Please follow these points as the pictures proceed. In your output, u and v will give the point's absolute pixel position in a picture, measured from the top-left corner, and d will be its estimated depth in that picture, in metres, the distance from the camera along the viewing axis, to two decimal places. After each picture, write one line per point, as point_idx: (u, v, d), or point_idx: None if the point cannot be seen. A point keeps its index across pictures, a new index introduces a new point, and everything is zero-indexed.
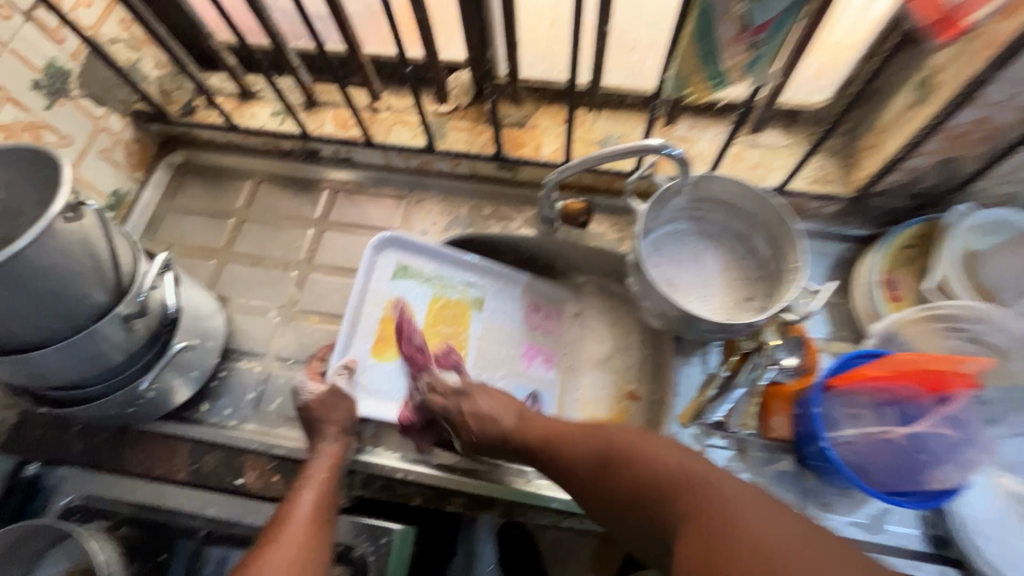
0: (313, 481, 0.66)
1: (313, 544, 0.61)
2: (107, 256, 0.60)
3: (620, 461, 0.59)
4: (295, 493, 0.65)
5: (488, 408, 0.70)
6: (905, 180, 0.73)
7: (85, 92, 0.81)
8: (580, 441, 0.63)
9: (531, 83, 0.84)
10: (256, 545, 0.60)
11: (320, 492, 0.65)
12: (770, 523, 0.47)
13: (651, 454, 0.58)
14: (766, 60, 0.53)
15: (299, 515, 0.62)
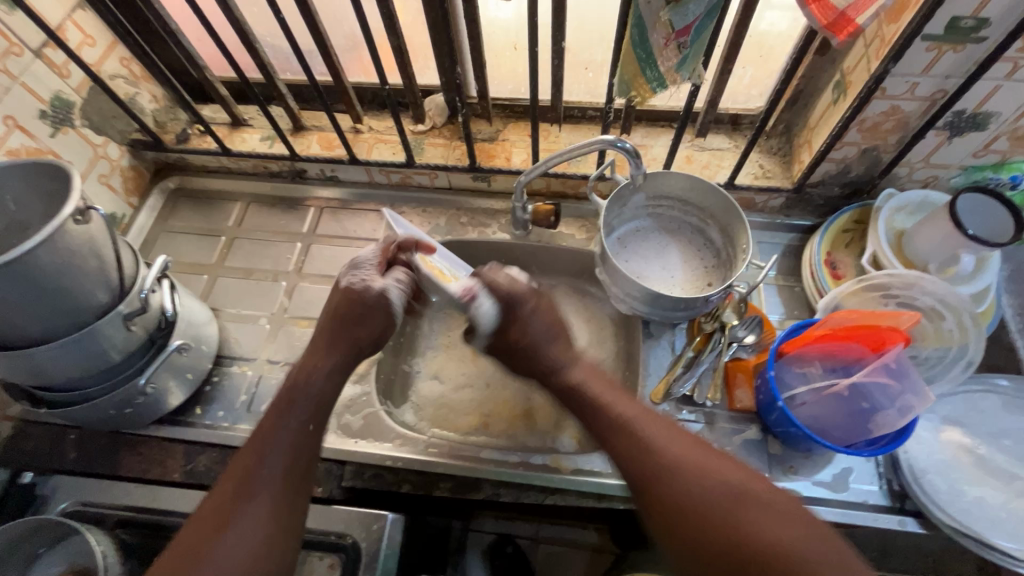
0: (285, 429, 0.61)
1: (282, 515, 0.57)
2: (110, 258, 0.65)
3: (742, 513, 0.53)
4: (265, 451, 0.60)
5: (545, 323, 0.67)
6: (835, 170, 0.82)
7: (86, 122, 0.87)
8: (687, 463, 0.58)
9: (499, 102, 0.94)
10: (217, 509, 0.56)
11: (294, 450, 0.61)
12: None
13: (767, 515, 0.53)
14: (694, 61, 0.62)
15: (269, 484, 0.58)
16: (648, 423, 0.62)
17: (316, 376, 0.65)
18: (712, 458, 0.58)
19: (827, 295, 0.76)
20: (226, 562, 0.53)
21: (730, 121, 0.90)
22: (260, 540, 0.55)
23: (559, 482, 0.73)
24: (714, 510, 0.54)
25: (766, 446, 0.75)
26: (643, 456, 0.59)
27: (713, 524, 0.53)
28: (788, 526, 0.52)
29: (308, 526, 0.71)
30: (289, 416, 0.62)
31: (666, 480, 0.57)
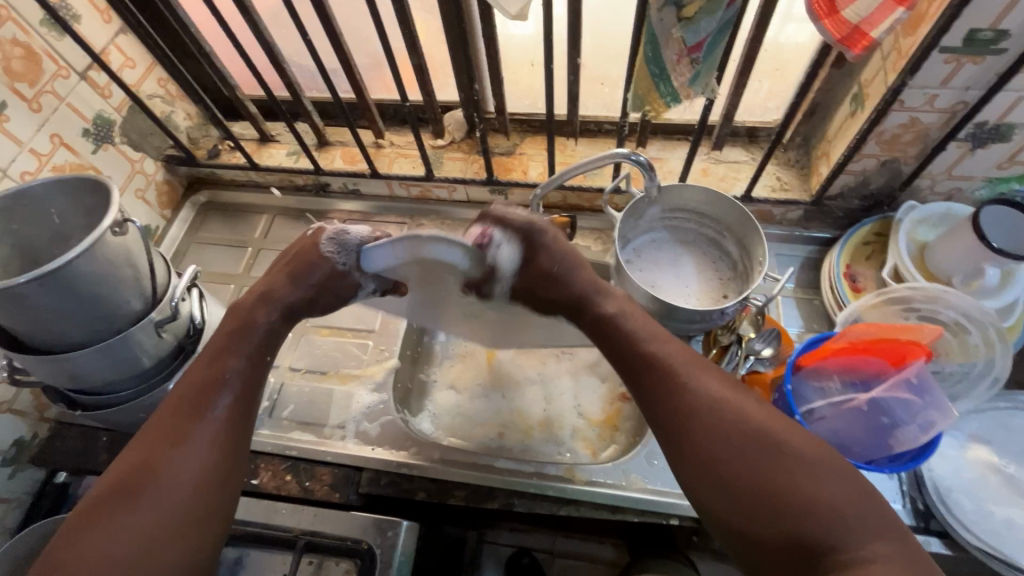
0: (238, 364, 0.60)
1: (228, 447, 0.55)
2: (144, 267, 0.68)
3: (779, 464, 0.50)
4: (218, 383, 0.57)
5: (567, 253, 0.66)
6: (854, 183, 0.81)
7: (125, 139, 0.92)
8: (718, 406, 0.54)
9: (517, 116, 0.95)
10: (161, 438, 0.54)
11: (246, 382, 0.59)
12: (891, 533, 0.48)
13: (803, 463, 0.50)
14: (707, 76, 0.62)
15: (217, 414, 0.56)
16: (681, 364, 0.58)
17: (269, 309, 0.63)
18: (742, 406, 0.55)
19: (846, 309, 0.75)
20: (166, 491, 0.51)
21: (747, 134, 0.90)
22: (203, 470, 0.53)
23: (573, 492, 0.73)
24: (741, 455, 0.52)
25: None
26: (672, 401, 0.56)
27: (746, 473, 0.51)
28: (829, 479, 0.49)
29: (325, 532, 0.72)
30: (234, 347, 0.60)
31: (697, 428, 0.54)
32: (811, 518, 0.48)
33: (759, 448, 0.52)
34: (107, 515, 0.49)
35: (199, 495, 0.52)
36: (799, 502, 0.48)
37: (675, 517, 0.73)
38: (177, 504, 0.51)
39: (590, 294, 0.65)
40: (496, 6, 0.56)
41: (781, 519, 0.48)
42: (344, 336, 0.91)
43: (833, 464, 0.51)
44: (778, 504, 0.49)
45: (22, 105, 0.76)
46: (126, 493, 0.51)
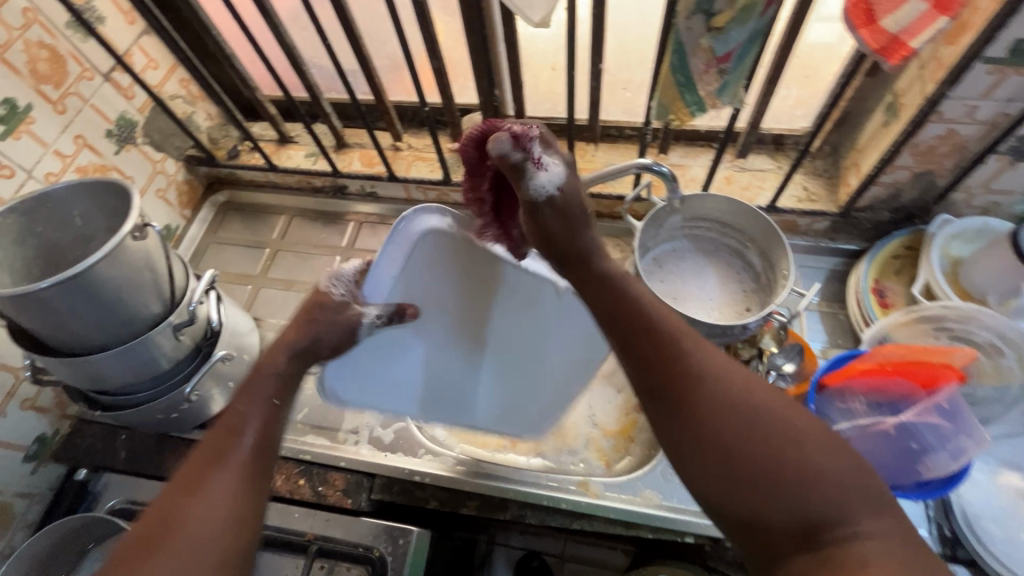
0: (262, 402, 0.54)
1: (255, 490, 0.49)
2: (163, 272, 0.68)
3: (783, 435, 0.43)
4: (242, 419, 0.52)
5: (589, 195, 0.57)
6: (885, 195, 0.78)
7: (147, 140, 0.93)
8: (713, 376, 0.47)
9: (537, 120, 0.94)
10: (180, 478, 0.47)
11: (271, 420, 0.54)
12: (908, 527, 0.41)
13: (809, 434, 0.44)
14: (735, 86, 0.61)
15: (243, 451, 0.50)
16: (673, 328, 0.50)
17: (278, 362, 0.58)
18: (746, 375, 0.47)
19: (873, 326, 0.73)
20: (189, 536, 0.44)
21: (773, 142, 0.88)
22: (230, 511, 0.46)
23: (586, 505, 0.73)
24: (739, 430, 0.44)
25: None
26: (665, 363, 0.48)
27: (744, 446, 0.44)
28: (835, 453, 0.43)
29: (337, 537, 0.73)
30: (250, 391, 0.55)
31: (693, 400, 0.46)
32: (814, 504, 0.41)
33: (762, 421, 0.44)
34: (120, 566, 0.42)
35: (227, 540, 0.45)
36: (800, 476, 0.42)
37: (690, 535, 0.72)
38: (201, 547, 0.44)
39: (593, 253, 0.56)
40: (519, 13, 0.55)
41: (781, 501, 0.42)
42: None
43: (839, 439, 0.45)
44: (777, 481, 0.42)
45: (46, 106, 0.76)
46: (144, 539, 0.43)
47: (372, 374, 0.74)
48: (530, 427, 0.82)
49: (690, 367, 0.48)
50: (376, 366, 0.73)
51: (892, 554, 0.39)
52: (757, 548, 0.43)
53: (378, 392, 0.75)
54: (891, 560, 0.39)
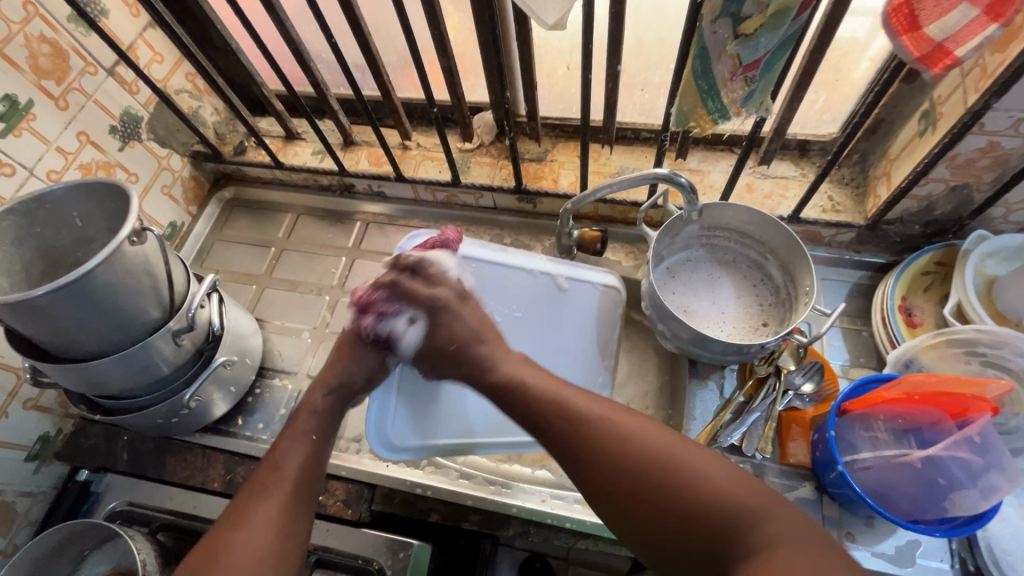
0: (297, 444, 0.61)
1: (293, 523, 0.55)
2: (162, 276, 0.67)
3: (676, 480, 0.52)
4: (275, 459, 0.59)
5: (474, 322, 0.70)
6: (916, 208, 0.74)
7: (152, 136, 0.91)
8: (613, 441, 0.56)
9: (550, 121, 0.91)
10: (226, 517, 0.54)
11: (308, 458, 0.60)
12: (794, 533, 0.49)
13: (703, 470, 0.53)
14: (763, 94, 0.57)
15: (287, 481, 0.57)
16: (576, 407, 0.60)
17: (308, 409, 0.65)
18: (637, 429, 0.56)
19: (900, 347, 0.69)
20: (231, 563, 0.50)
21: (798, 147, 0.83)
22: (267, 543, 0.52)
23: (590, 526, 0.70)
24: (641, 483, 0.53)
25: (820, 506, 0.69)
26: (571, 439, 0.58)
27: (645, 496, 0.53)
28: (721, 477, 0.52)
29: (337, 548, 0.72)
30: (295, 427, 0.63)
31: (602, 464, 0.55)
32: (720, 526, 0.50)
33: (656, 470, 0.53)
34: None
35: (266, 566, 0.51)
36: (700, 510, 0.51)
37: None
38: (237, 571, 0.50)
39: (488, 362, 0.67)
40: (532, 16, 0.52)
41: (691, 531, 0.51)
42: None
43: (723, 465, 0.53)
44: (686, 516, 0.51)
45: (48, 103, 0.75)
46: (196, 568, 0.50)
47: (413, 406, 0.76)
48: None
49: (600, 433, 0.57)
50: (414, 395, 0.76)
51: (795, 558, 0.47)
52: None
53: (423, 424, 0.75)
54: (793, 563, 0.46)
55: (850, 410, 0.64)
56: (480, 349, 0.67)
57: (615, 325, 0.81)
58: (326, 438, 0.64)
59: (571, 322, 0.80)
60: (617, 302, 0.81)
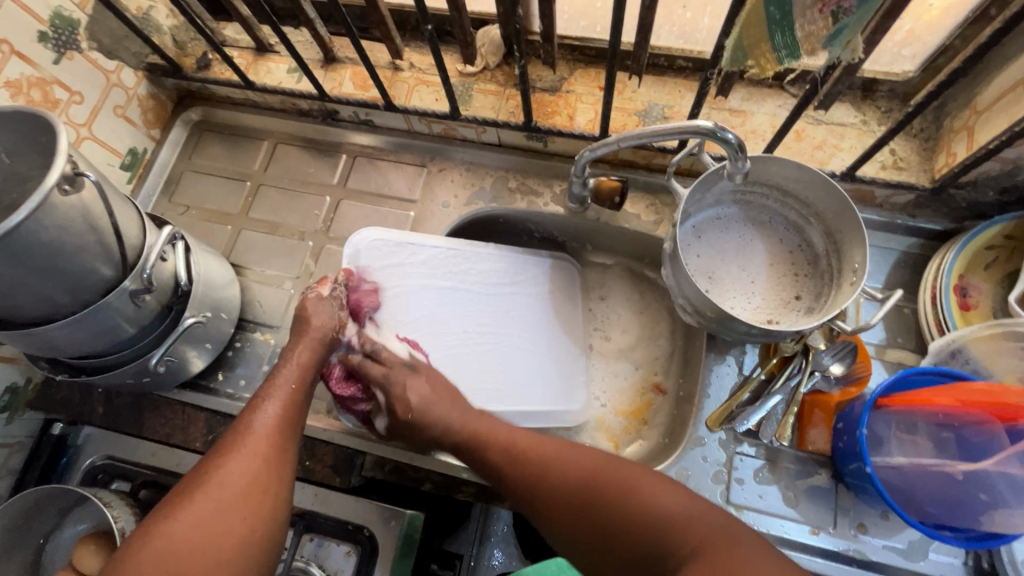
0: (276, 394, 0.63)
1: (269, 472, 0.57)
2: (110, 229, 0.57)
3: (610, 490, 0.52)
4: (259, 401, 0.62)
5: (426, 393, 0.66)
6: (998, 171, 0.62)
7: (95, 45, 0.77)
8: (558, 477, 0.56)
9: (569, 41, 0.77)
10: (215, 450, 0.58)
11: (283, 411, 0.62)
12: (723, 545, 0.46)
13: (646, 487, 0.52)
14: (853, 32, 0.46)
15: (261, 431, 0.59)
16: (526, 449, 0.60)
17: (285, 364, 0.66)
18: (566, 455, 0.58)
19: (949, 335, 0.63)
20: (220, 491, 0.54)
21: (862, 87, 0.71)
22: (256, 470, 0.56)
23: None
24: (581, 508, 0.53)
25: (834, 495, 0.65)
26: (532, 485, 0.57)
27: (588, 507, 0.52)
28: (655, 490, 0.51)
29: (327, 515, 0.69)
30: (274, 379, 0.64)
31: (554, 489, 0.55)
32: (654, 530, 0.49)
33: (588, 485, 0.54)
34: (165, 515, 0.52)
35: (252, 497, 0.55)
36: (636, 522, 0.50)
37: None
38: (217, 503, 0.53)
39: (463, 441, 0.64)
40: None
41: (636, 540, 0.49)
42: None
43: (679, 488, 0.52)
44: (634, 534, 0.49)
45: None
46: (184, 495, 0.54)
47: None
48: (562, 416, 0.76)
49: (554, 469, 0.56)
50: None
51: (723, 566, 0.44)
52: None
53: None
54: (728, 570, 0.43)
55: (887, 406, 0.58)
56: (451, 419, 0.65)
57: (576, 298, 0.83)
58: (307, 388, 0.65)
59: (529, 302, 0.80)
60: (572, 272, 0.84)
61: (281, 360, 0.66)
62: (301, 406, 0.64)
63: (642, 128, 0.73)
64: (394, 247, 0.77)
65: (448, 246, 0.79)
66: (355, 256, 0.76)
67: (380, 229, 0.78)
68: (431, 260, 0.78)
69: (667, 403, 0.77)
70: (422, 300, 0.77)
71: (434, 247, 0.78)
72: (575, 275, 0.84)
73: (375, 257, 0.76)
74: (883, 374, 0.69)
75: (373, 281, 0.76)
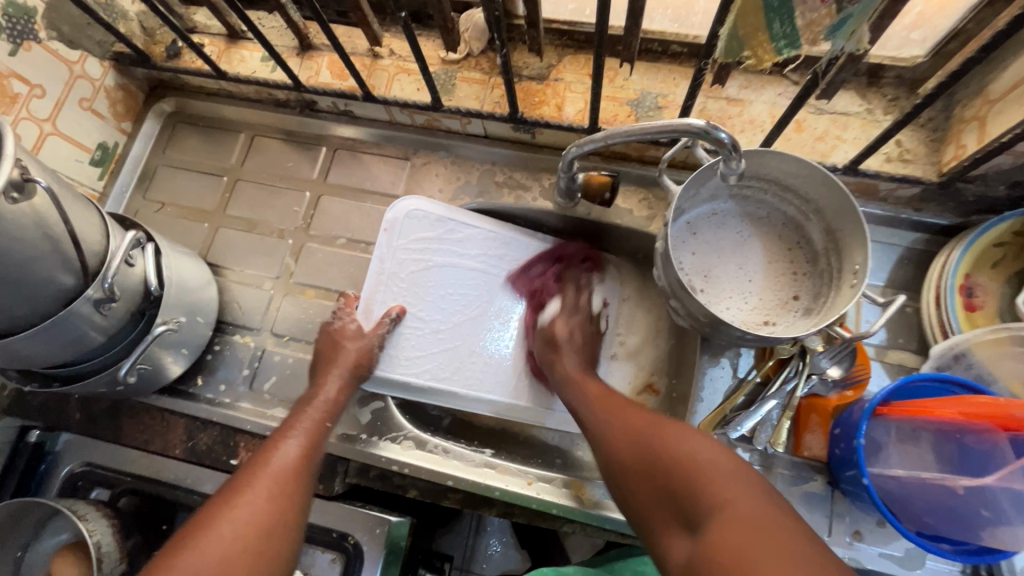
0: (296, 432, 0.61)
1: (281, 515, 0.53)
2: (67, 237, 0.54)
3: (659, 443, 0.52)
4: (277, 440, 0.60)
5: (574, 335, 0.70)
6: (1009, 165, 0.59)
7: (53, 34, 0.72)
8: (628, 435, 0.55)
9: (556, 26, 0.73)
10: (228, 486, 0.55)
11: (303, 449, 0.59)
12: (748, 497, 0.45)
13: (691, 440, 0.51)
14: (859, 20, 0.42)
15: (278, 471, 0.56)
16: (606, 411, 0.59)
17: (312, 403, 0.65)
18: (637, 414, 0.57)
19: (952, 338, 0.60)
20: (230, 533, 0.50)
21: (867, 74, 0.67)
22: (270, 508, 0.53)
23: (577, 516, 0.66)
24: (636, 463, 0.52)
25: (829, 502, 0.64)
26: (605, 436, 0.57)
27: (643, 461, 0.52)
28: (700, 445, 0.50)
29: (309, 522, 0.68)
30: (296, 416, 0.63)
31: (619, 447, 0.55)
32: (688, 475, 0.48)
33: (647, 435, 0.53)
34: (172, 554, 0.49)
35: (264, 538, 0.51)
36: (677, 469, 0.49)
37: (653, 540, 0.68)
38: (236, 538, 0.50)
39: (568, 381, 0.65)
40: None
41: (670, 487, 0.49)
42: (331, 299, 0.79)
43: (714, 440, 0.51)
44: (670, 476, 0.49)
45: None
46: (191, 534, 0.50)
47: (404, 349, 0.72)
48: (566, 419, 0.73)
49: (627, 417, 0.57)
50: (404, 340, 0.72)
51: (749, 514, 0.43)
52: (662, 545, 0.48)
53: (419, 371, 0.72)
54: (750, 526, 0.42)
55: (886, 414, 0.56)
56: (570, 365, 0.67)
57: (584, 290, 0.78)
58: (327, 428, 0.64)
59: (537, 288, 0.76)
60: None
61: (312, 392, 0.66)
62: (320, 446, 0.62)
63: (634, 119, 0.69)
64: (434, 221, 0.73)
65: (469, 222, 0.75)
66: (394, 223, 0.73)
67: (417, 198, 0.73)
68: (453, 237, 0.74)
69: (660, 405, 0.75)
70: (451, 280, 0.74)
71: (476, 228, 0.75)
72: (598, 269, 0.78)
73: (409, 228, 0.73)
74: (882, 377, 0.66)
75: (405, 252, 0.73)
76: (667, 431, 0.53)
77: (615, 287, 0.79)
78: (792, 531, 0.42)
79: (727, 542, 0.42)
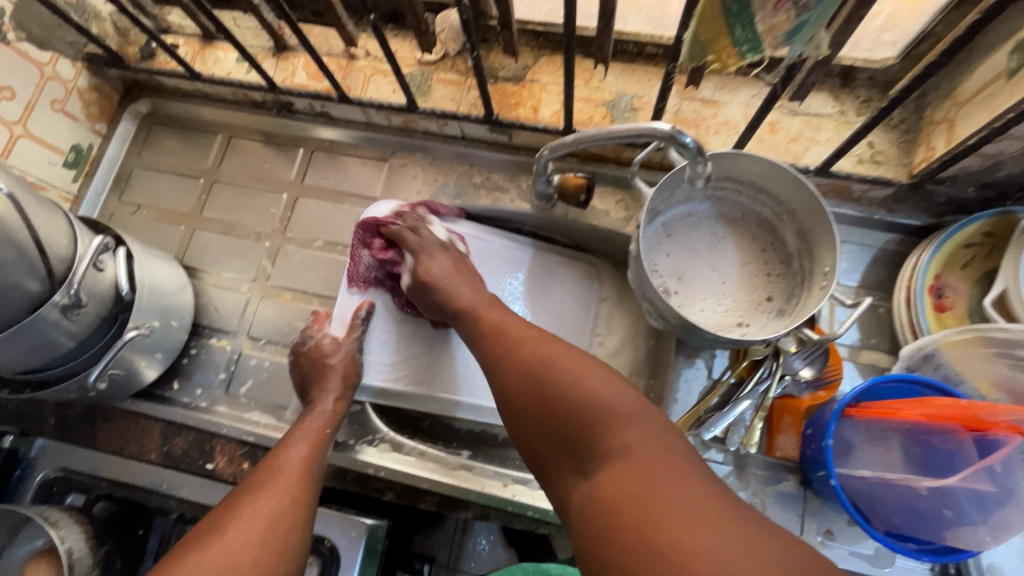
0: (303, 440, 0.61)
1: (290, 519, 0.52)
2: (32, 243, 0.53)
3: (551, 376, 0.48)
4: (283, 448, 0.60)
5: (447, 269, 0.66)
6: (977, 167, 0.59)
7: (23, 36, 0.71)
8: (525, 362, 0.50)
9: (532, 27, 0.73)
10: (238, 493, 0.54)
11: (308, 456, 0.59)
12: (646, 439, 0.42)
13: (588, 373, 0.47)
14: (819, 26, 0.42)
15: (289, 478, 0.56)
16: (505, 338, 0.55)
17: (314, 413, 0.65)
18: (536, 342, 0.52)
19: (922, 339, 0.60)
20: (241, 534, 0.49)
21: (841, 75, 0.67)
22: (277, 512, 0.52)
23: (552, 517, 0.67)
24: (528, 397, 0.48)
25: (802, 501, 0.64)
26: (501, 368, 0.52)
27: (536, 395, 0.48)
28: (595, 378, 0.46)
29: None
30: (299, 426, 0.63)
31: (514, 382, 0.50)
32: (585, 412, 0.44)
33: (539, 366, 0.49)
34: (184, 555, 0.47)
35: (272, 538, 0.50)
36: (575, 408, 0.45)
37: None
38: (245, 540, 0.49)
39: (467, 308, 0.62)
40: None
41: (564, 424, 0.45)
42: (309, 301, 0.78)
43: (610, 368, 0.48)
44: (564, 412, 0.45)
45: None
46: (202, 538, 0.49)
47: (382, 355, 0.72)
48: None
49: (521, 343, 0.53)
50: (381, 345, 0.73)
51: (650, 456, 0.41)
52: (559, 486, 0.46)
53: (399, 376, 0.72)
54: (653, 466, 0.40)
55: (853, 415, 0.56)
56: (462, 292, 0.63)
57: (564, 293, 0.77)
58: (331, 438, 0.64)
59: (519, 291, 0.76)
60: (557, 262, 0.78)
61: (308, 408, 0.66)
62: (325, 455, 0.62)
63: (609, 121, 0.69)
64: None
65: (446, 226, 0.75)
66: None
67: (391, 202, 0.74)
68: None
69: None
70: None
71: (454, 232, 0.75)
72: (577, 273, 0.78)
73: None
74: (855, 377, 0.67)
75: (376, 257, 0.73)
76: (564, 361, 0.48)
77: (593, 289, 0.79)
78: (689, 471, 0.40)
79: (628, 485, 0.39)
